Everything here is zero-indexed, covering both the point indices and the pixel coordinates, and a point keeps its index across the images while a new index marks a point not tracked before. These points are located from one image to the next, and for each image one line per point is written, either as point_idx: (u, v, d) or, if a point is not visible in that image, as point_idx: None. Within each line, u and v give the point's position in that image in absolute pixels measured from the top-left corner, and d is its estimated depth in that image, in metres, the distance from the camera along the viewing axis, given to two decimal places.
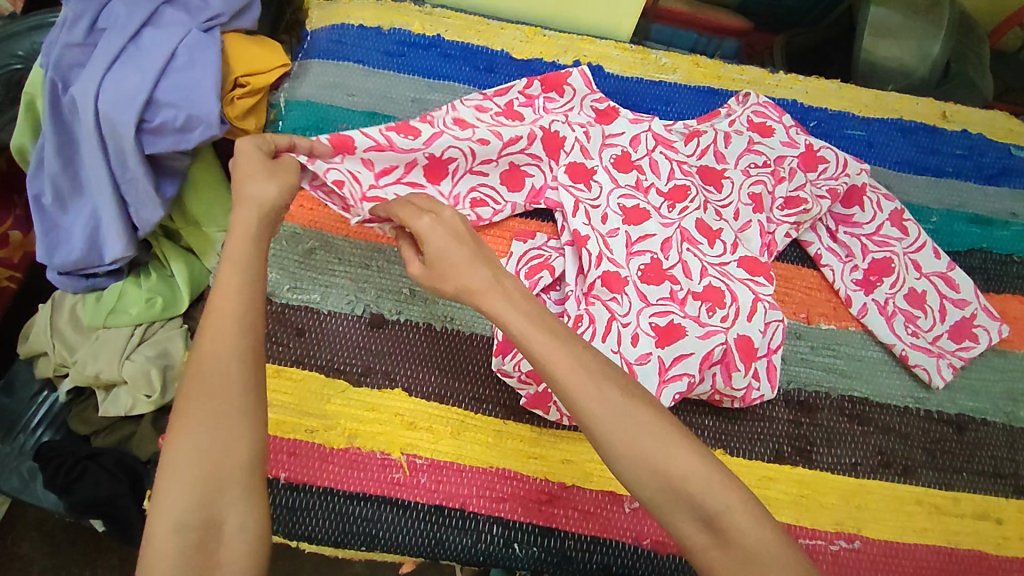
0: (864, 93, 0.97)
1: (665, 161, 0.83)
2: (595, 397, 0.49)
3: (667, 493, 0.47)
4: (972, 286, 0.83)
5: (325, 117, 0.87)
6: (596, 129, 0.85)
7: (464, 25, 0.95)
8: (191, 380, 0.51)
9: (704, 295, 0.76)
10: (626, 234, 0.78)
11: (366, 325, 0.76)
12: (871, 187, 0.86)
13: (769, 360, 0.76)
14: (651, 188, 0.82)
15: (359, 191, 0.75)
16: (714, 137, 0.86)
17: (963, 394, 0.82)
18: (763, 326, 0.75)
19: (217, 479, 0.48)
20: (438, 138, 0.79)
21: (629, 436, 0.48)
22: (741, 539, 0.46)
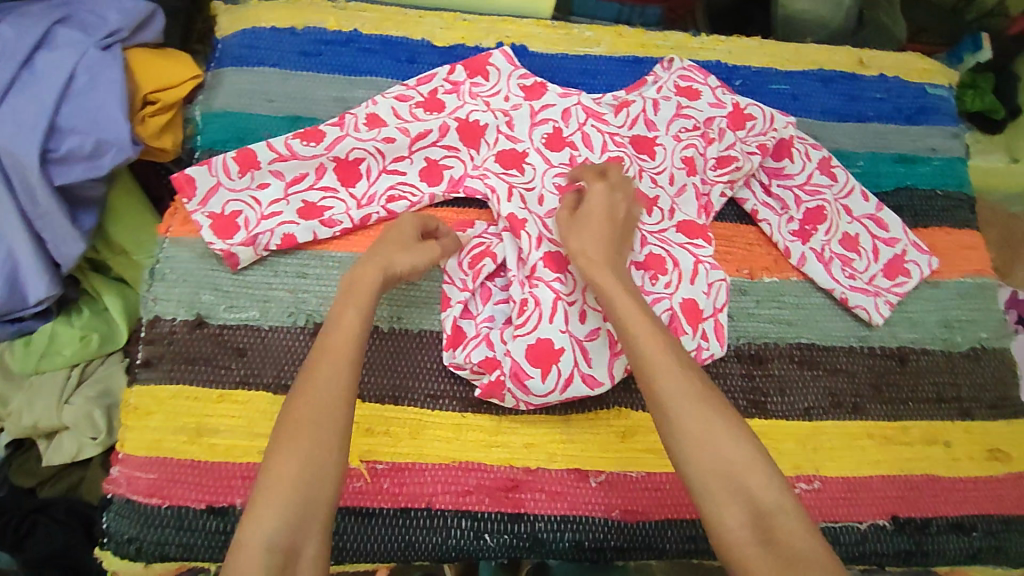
0: (786, 48, 0.96)
1: (596, 135, 0.82)
2: (670, 373, 0.58)
3: (722, 480, 0.54)
4: (900, 224, 0.86)
5: (246, 125, 0.82)
6: (525, 108, 0.83)
7: (380, 17, 0.89)
8: (297, 411, 0.56)
9: (646, 263, 0.76)
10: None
11: (311, 335, 0.74)
12: (799, 138, 0.87)
13: (716, 319, 0.77)
14: (585, 163, 0.81)
15: (260, 209, 0.76)
16: (643, 105, 0.85)
17: (902, 327, 0.85)
18: (706, 287, 0.77)
19: (299, 514, 0.52)
20: (340, 142, 0.79)
21: (704, 420, 0.56)
22: (785, 540, 0.51)
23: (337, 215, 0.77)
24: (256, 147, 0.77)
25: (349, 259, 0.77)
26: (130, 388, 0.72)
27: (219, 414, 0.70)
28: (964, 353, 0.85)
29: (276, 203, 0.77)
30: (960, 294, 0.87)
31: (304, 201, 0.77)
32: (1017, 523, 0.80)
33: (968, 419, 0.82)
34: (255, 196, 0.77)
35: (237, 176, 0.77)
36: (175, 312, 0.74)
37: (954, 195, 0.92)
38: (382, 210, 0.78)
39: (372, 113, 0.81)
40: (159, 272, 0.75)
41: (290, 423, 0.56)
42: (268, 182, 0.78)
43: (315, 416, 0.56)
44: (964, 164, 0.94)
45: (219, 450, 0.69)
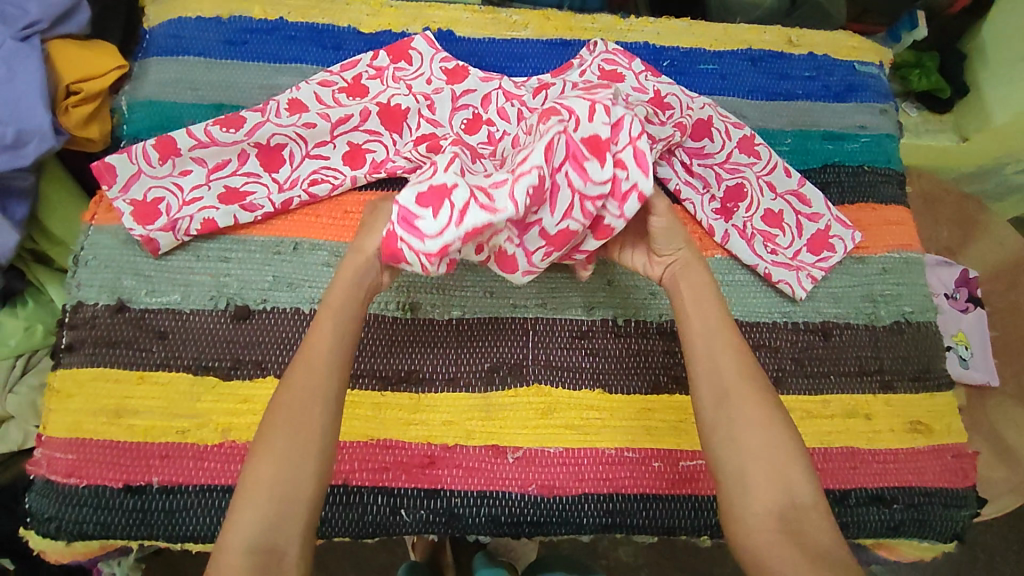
0: (714, 29, 1.00)
1: (512, 106, 0.85)
2: (725, 371, 0.64)
3: (767, 472, 0.60)
4: (823, 199, 0.88)
5: (171, 114, 0.84)
6: (446, 92, 0.86)
7: (308, 4, 0.92)
8: (283, 415, 0.58)
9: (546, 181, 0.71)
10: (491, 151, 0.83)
11: (231, 317, 0.75)
12: (719, 117, 0.90)
13: (633, 146, 0.67)
14: (504, 137, 0.84)
15: (182, 195, 0.78)
16: (562, 88, 0.88)
17: (826, 302, 0.86)
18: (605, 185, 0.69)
19: (284, 510, 0.55)
20: (260, 127, 0.81)
21: (743, 417, 0.62)
22: (809, 534, 0.58)
23: (259, 199, 0.79)
24: (175, 134, 0.79)
25: (273, 242, 0.79)
26: (54, 371, 0.73)
27: (139, 396, 0.71)
28: (888, 328, 0.86)
29: (198, 188, 0.79)
30: (885, 268, 0.89)
31: (226, 185, 0.79)
32: (939, 495, 0.80)
33: (890, 393, 0.83)
34: (178, 182, 0.79)
35: (158, 164, 0.79)
36: (98, 297, 0.75)
37: (882, 170, 0.94)
38: (303, 194, 0.80)
39: (295, 99, 0.83)
40: (83, 258, 0.76)
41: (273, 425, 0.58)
42: (190, 169, 0.80)
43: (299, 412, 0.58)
44: (894, 140, 0.97)
45: (138, 431, 0.70)
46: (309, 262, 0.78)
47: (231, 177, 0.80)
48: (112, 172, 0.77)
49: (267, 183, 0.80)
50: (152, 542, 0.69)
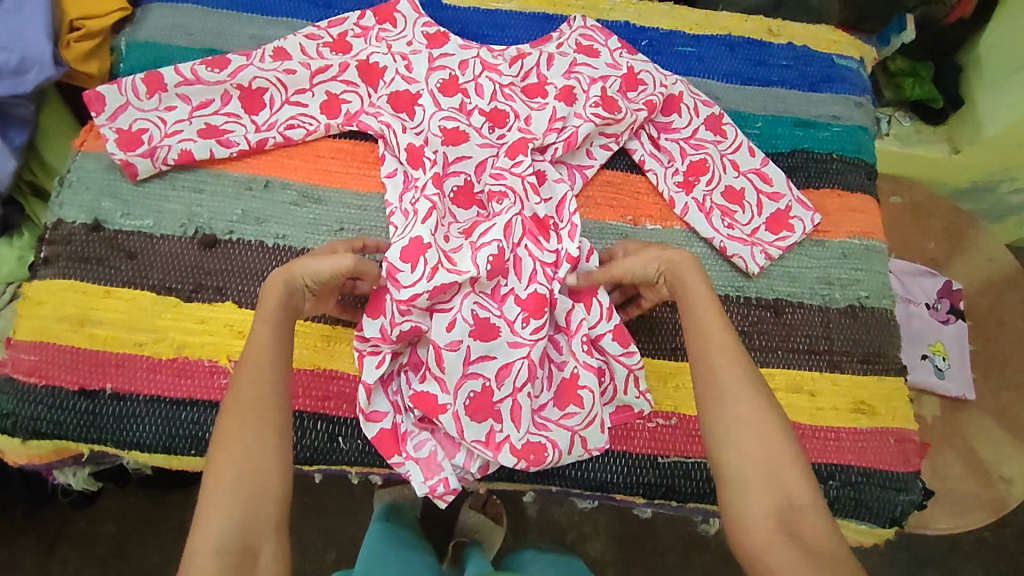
0: (695, 13, 1.02)
1: (488, 83, 0.89)
2: (721, 387, 0.63)
3: (762, 473, 0.58)
4: (784, 179, 0.90)
5: (164, 56, 0.89)
6: (423, 54, 0.90)
7: None
8: (244, 409, 0.58)
9: (492, 195, 0.81)
10: (444, 154, 0.85)
11: (198, 244, 0.79)
12: (689, 95, 0.93)
13: (571, 223, 0.79)
14: (474, 110, 0.88)
15: (164, 127, 0.82)
16: (537, 59, 0.93)
17: (782, 281, 0.88)
18: (554, 211, 0.81)
19: (254, 506, 0.54)
20: (243, 71, 0.85)
21: (739, 429, 0.60)
22: (807, 535, 0.56)
23: (236, 137, 0.83)
24: (164, 71, 0.84)
25: (246, 179, 0.83)
26: (29, 282, 0.77)
27: (104, 308, 0.75)
28: (841, 311, 0.87)
29: (180, 122, 0.83)
30: (844, 253, 0.90)
31: (207, 122, 0.84)
32: (878, 477, 0.80)
33: (837, 373, 0.84)
34: (163, 115, 0.83)
35: (146, 97, 0.83)
36: (77, 216, 0.79)
37: (850, 159, 0.97)
38: (278, 136, 0.84)
39: (279, 47, 0.87)
40: (69, 179, 0.81)
41: (239, 420, 0.58)
42: (175, 105, 0.84)
43: (252, 404, 0.58)
44: (864, 133, 0.99)
45: (99, 339, 0.73)
46: (278, 199, 0.82)
47: (214, 116, 0.84)
48: (103, 104, 0.82)
49: (246, 124, 0.84)
50: (101, 447, 0.72)
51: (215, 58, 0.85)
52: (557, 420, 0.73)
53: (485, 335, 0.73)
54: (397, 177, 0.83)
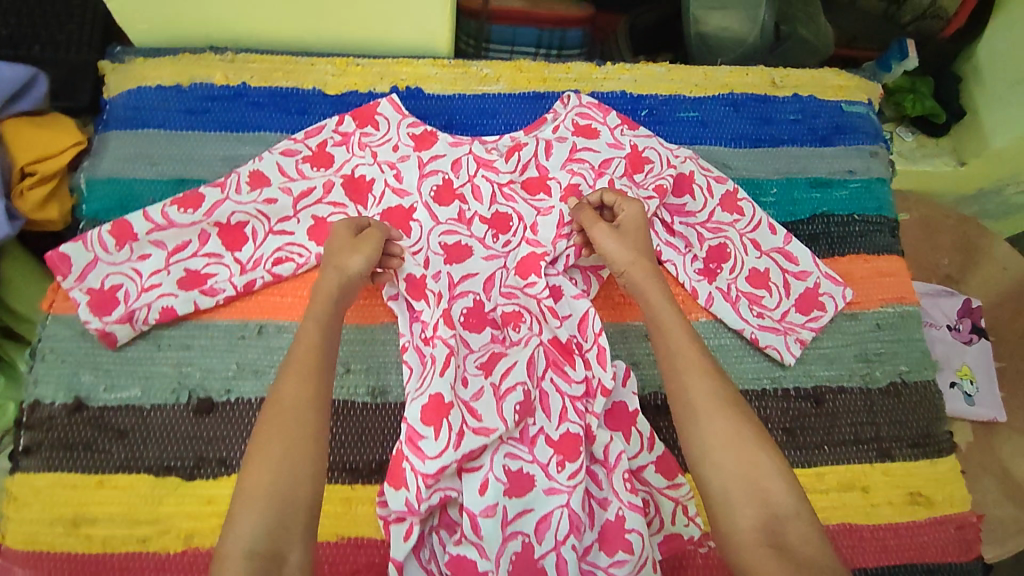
0: (694, 72, 0.96)
1: (486, 185, 0.83)
2: (700, 391, 0.65)
3: (743, 486, 0.60)
4: (810, 256, 0.85)
5: (131, 193, 0.81)
6: (413, 159, 0.83)
7: (270, 67, 0.88)
8: (273, 415, 0.60)
9: (507, 318, 0.76)
10: (448, 275, 0.78)
11: (193, 410, 0.72)
12: (700, 172, 0.87)
13: (598, 345, 0.73)
14: (475, 217, 0.82)
15: (140, 281, 0.75)
16: (534, 148, 0.86)
17: (819, 365, 0.83)
18: (576, 330, 0.75)
19: (283, 513, 0.56)
20: (220, 206, 0.78)
21: (717, 429, 0.63)
22: (794, 546, 0.57)
23: (220, 282, 0.76)
24: (132, 217, 0.76)
25: (237, 326, 0.76)
26: (11, 475, 0.70)
27: (99, 502, 0.68)
28: (884, 390, 0.83)
29: (157, 273, 0.76)
30: (879, 324, 0.86)
31: (186, 268, 0.77)
32: (942, 572, 0.76)
33: (889, 461, 0.79)
34: (137, 267, 0.76)
35: (115, 249, 0.76)
36: (55, 395, 0.72)
37: (872, 218, 0.91)
38: (266, 274, 0.77)
39: (257, 170, 0.80)
40: (40, 352, 0.73)
41: (266, 426, 0.60)
42: (149, 252, 0.76)
43: (289, 407, 0.60)
44: (883, 185, 0.94)
45: (96, 541, 0.67)
46: (274, 346, 0.75)
47: (193, 260, 0.77)
48: (69, 264, 0.75)
49: (230, 264, 0.77)
50: None
51: (186, 197, 0.78)
52: (605, 569, 0.66)
53: (519, 492, 0.67)
54: (401, 303, 0.77)
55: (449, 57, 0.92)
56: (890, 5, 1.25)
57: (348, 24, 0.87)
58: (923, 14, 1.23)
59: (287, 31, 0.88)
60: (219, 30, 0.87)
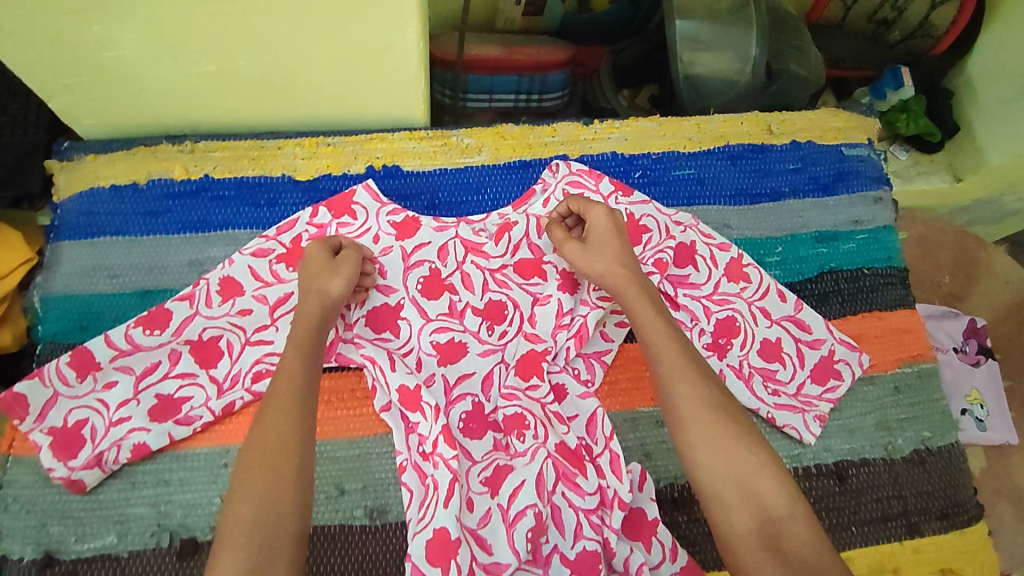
0: (687, 125, 0.91)
1: (476, 273, 0.80)
2: (688, 393, 0.63)
3: (735, 489, 0.59)
4: (823, 322, 0.82)
5: (91, 309, 0.75)
6: (396, 252, 0.79)
7: (233, 155, 0.82)
8: (258, 444, 0.58)
9: (508, 424, 0.72)
10: (442, 378, 0.75)
11: (176, 554, 0.66)
12: (702, 242, 0.83)
13: (610, 451, 0.70)
14: (466, 308, 0.79)
15: (108, 414, 0.70)
16: (525, 227, 0.82)
17: (839, 438, 0.79)
18: (584, 431, 0.73)
19: (267, 551, 0.53)
20: (190, 323, 0.73)
21: (708, 430, 0.61)
22: (792, 546, 0.56)
23: (196, 408, 0.71)
24: (93, 345, 0.71)
25: (217, 453, 0.70)
26: None
27: None
28: (908, 458, 0.79)
29: (125, 403, 0.71)
30: (898, 387, 0.82)
31: (158, 394, 0.71)
32: None
33: (917, 537, 0.76)
34: (104, 397, 0.71)
35: (77, 382, 0.70)
36: (21, 549, 0.66)
37: (883, 271, 0.87)
38: (246, 393, 0.72)
39: (227, 276, 0.75)
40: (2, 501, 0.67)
41: (250, 457, 0.58)
42: (115, 379, 0.71)
43: (273, 437, 0.59)
44: (891, 232, 0.89)
45: None
46: None
47: (164, 382, 0.72)
48: (27, 404, 0.69)
49: (206, 383, 0.72)
50: None
51: (152, 316, 0.72)
52: None
53: None
54: (394, 410, 0.72)
55: (426, 128, 0.86)
56: (876, 25, 1.22)
57: (314, 102, 0.80)
58: (913, 33, 1.21)
59: (249, 114, 0.81)
60: (176, 119, 0.80)
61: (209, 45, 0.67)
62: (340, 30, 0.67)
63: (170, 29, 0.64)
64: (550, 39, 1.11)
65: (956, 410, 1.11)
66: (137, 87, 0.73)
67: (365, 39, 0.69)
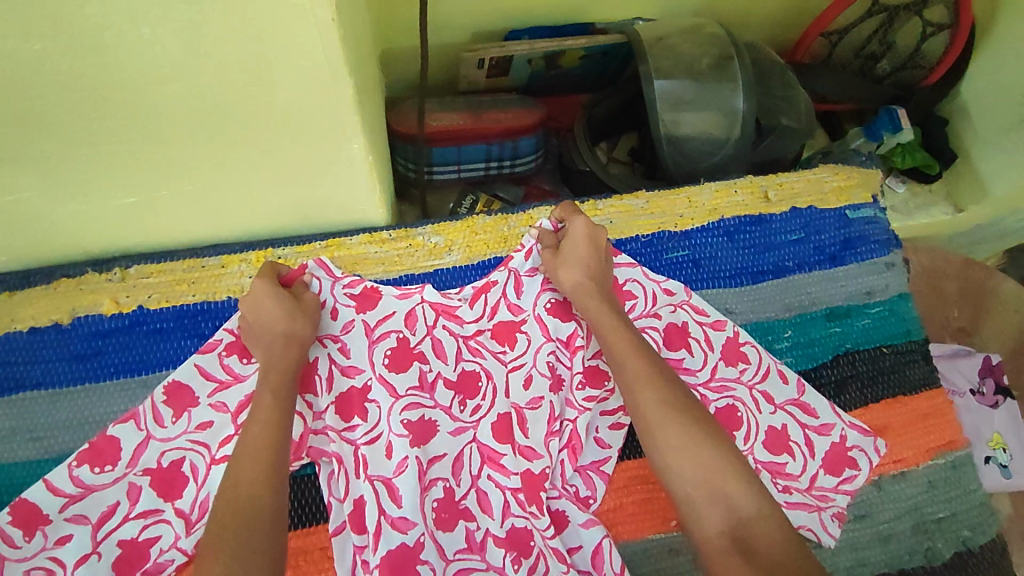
0: (676, 199, 0.82)
1: (449, 340, 0.74)
2: (651, 395, 0.60)
3: (704, 493, 0.55)
4: (830, 406, 0.74)
5: (12, 481, 0.65)
6: (359, 326, 0.72)
7: (171, 280, 0.72)
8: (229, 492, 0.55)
9: (507, 542, 0.68)
10: (416, 462, 0.68)
11: None
12: (694, 323, 0.76)
13: None
14: (438, 380, 0.73)
15: (66, 574, 0.62)
16: (503, 286, 0.75)
17: (873, 548, 0.71)
18: (590, 564, 0.67)
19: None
20: (145, 450, 0.65)
21: (673, 431, 0.58)
22: (763, 549, 0.51)
23: (165, 552, 0.64)
24: (36, 496, 0.63)
25: None
26: None
27: None
28: (949, 564, 0.72)
29: (85, 560, 0.63)
30: (932, 482, 0.74)
31: (120, 541, 0.63)
32: None
33: None
34: (58, 552, 0.62)
35: (25, 540, 0.62)
36: None
37: (904, 347, 0.79)
38: None
39: (172, 382, 0.67)
40: None
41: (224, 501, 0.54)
42: (69, 532, 0.63)
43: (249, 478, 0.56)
44: (907, 302, 0.81)
45: None
46: None
47: (124, 527, 0.64)
48: None
49: (172, 522, 0.64)
50: None
51: (98, 450, 0.64)
52: None
53: None
54: (347, 530, 0.65)
55: (386, 228, 0.77)
56: (864, 61, 1.06)
57: (255, 214, 0.71)
58: (903, 65, 1.05)
59: (183, 232, 0.71)
60: (99, 245, 0.70)
61: (123, 179, 0.58)
62: (275, 150, 0.59)
63: (74, 169, 0.55)
64: (519, 99, 0.98)
65: (975, 457, 0.94)
66: (48, 224, 0.64)
67: (305, 154, 0.60)
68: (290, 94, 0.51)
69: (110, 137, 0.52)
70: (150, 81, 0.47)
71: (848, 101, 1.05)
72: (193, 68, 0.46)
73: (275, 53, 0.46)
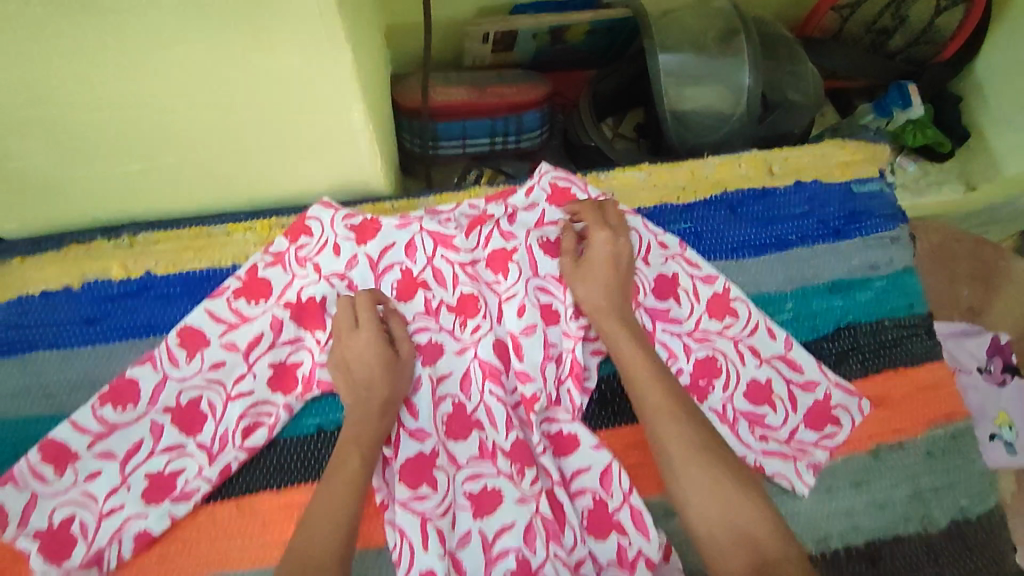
0: (678, 172, 0.84)
1: (446, 268, 0.72)
2: (676, 432, 0.61)
3: (731, 537, 0.56)
4: (817, 363, 0.74)
5: (26, 434, 0.67)
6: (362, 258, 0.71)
7: (178, 246, 0.74)
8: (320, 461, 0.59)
9: (513, 453, 0.67)
10: (428, 381, 0.69)
11: None
12: (685, 274, 0.76)
13: (631, 507, 0.65)
14: (442, 305, 0.72)
15: (97, 506, 0.64)
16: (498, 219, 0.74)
17: (867, 515, 0.71)
18: (598, 483, 0.66)
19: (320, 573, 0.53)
20: (163, 390, 0.67)
21: (697, 468, 0.59)
22: None
23: (191, 481, 0.65)
24: (64, 435, 0.64)
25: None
26: None
27: None
28: (946, 531, 0.71)
29: (114, 492, 0.64)
30: (929, 452, 0.74)
31: (147, 474, 0.65)
32: None
33: None
34: (87, 488, 0.64)
35: (55, 477, 0.64)
36: None
37: (905, 321, 0.79)
38: (239, 453, 0.66)
39: (186, 326, 0.68)
40: None
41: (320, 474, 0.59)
42: (98, 468, 0.65)
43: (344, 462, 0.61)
44: (911, 275, 0.81)
45: None
46: None
47: (149, 462, 0.65)
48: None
49: (194, 452, 0.66)
50: None
51: (118, 391, 0.66)
52: None
53: None
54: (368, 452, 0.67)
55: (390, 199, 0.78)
56: (875, 36, 1.04)
57: (259, 183, 0.72)
58: (916, 40, 1.02)
59: (189, 202, 0.73)
60: (108, 212, 0.72)
61: (129, 143, 0.59)
62: (276, 115, 0.59)
63: (81, 133, 0.57)
64: (524, 75, 0.99)
65: (980, 435, 0.92)
66: (59, 190, 0.65)
67: (307, 120, 0.61)
68: (289, 59, 0.52)
69: (115, 101, 0.53)
70: (155, 46, 0.48)
71: (857, 78, 1.04)
72: (192, 31, 0.47)
73: (275, 16, 0.47)
